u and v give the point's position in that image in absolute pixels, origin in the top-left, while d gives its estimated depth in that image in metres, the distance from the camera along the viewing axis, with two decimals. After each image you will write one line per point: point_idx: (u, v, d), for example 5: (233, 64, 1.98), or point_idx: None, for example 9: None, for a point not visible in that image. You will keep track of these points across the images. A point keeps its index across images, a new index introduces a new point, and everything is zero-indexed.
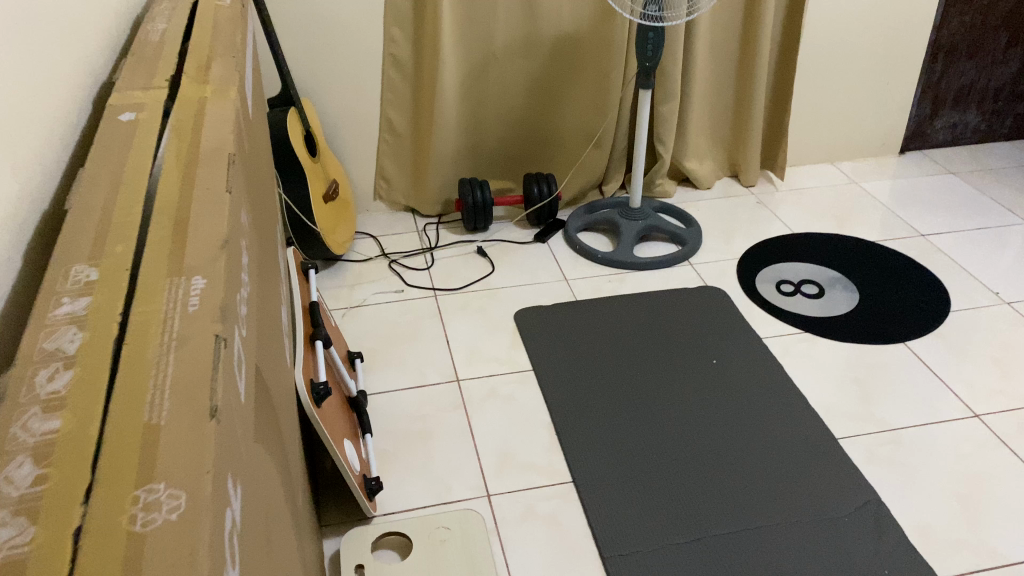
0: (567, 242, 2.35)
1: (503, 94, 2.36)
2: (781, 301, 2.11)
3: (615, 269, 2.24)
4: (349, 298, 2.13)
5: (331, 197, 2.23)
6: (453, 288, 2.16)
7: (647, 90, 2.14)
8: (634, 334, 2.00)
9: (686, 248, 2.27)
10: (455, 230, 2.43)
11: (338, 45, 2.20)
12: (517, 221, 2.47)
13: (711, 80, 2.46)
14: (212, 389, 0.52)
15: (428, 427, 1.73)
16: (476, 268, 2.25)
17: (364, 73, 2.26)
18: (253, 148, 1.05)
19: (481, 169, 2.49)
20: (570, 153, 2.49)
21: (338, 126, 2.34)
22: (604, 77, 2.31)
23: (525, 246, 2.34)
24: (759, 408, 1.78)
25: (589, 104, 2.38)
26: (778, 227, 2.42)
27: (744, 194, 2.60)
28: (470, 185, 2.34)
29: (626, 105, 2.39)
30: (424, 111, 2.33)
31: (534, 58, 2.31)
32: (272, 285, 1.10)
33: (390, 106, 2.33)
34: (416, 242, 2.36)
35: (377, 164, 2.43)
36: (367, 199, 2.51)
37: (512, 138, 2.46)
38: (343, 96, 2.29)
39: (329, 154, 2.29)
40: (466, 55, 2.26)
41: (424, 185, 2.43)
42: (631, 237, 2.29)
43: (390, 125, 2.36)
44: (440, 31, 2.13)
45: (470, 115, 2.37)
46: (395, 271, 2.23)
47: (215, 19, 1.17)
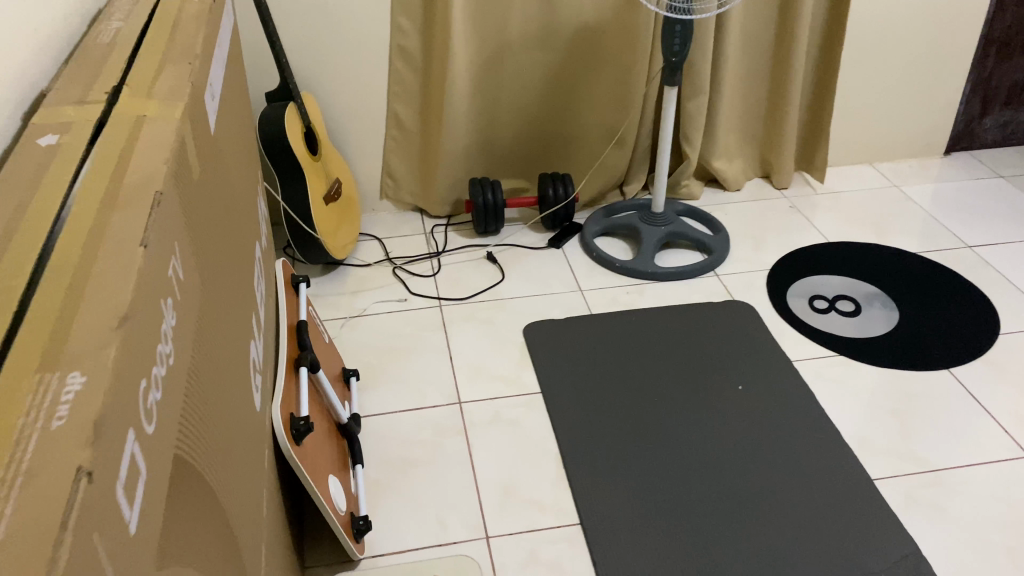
0: (583, 248, 2.20)
1: (518, 88, 2.21)
2: (813, 318, 1.95)
3: (634, 279, 2.08)
4: (349, 306, 2.00)
5: (332, 198, 2.09)
6: (459, 297, 2.02)
7: (673, 89, 1.98)
8: (653, 354, 1.85)
9: (712, 257, 2.11)
10: (465, 232, 2.29)
11: (341, 36, 2.05)
12: (531, 224, 2.32)
13: (742, 75, 2.29)
14: (51, 567, 0.39)
15: (425, 455, 1.59)
16: (485, 275, 2.11)
17: (370, 65, 2.12)
18: (209, 168, 0.92)
19: (494, 168, 2.35)
20: (589, 151, 2.33)
21: (342, 121, 2.20)
22: (627, 73, 2.15)
23: (539, 252, 2.19)
24: (788, 442, 1.63)
25: (610, 101, 2.23)
26: (812, 234, 2.25)
27: (775, 197, 2.43)
28: (481, 185, 2.19)
29: (651, 101, 2.23)
30: (433, 106, 2.18)
31: (552, 51, 2.16)
32: (232, 325, 0.96)
33: (398, 99, 2.18)
34: (423, 245, 2.22)
35: (383, 161, 2.29)
36: (373, 198, 2.37)
37: (527, 135, 2.31)
38: (348, 89, 2.15)
39: (330, 151, 2.15)
40: (479, 46, 2.10)
41: (432, 184, 2.29)
42: (653, 244, 2.13)
43: (397, 120, 2.22)
44: (451, 21, 1.98)
45: (483, 110, 2.23)
46: (399, 277, 2.09)
47: (178, 17, 1.03)
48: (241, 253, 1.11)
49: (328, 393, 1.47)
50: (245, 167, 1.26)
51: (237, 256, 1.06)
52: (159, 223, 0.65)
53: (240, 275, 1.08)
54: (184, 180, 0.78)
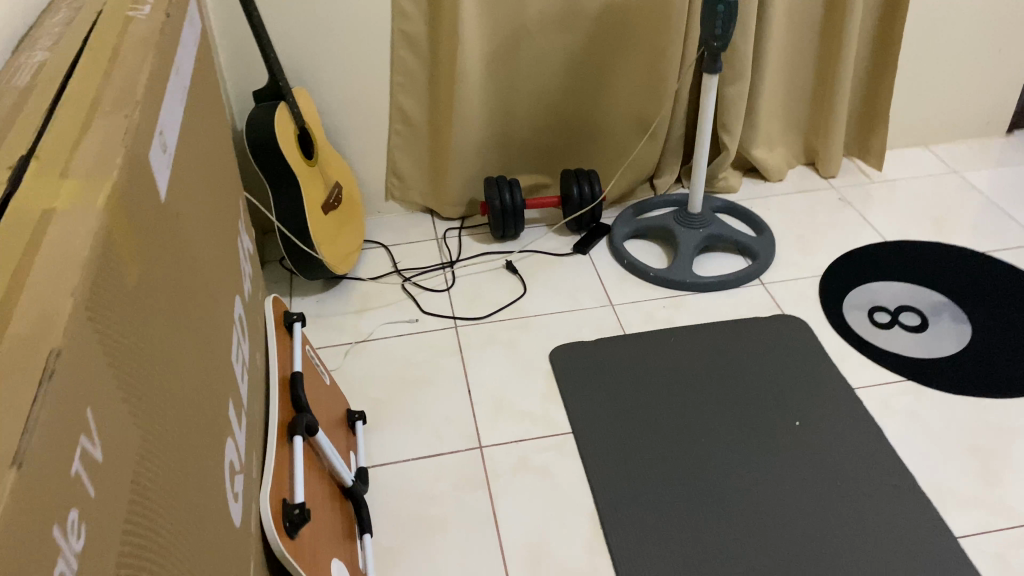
0: (612, 254, 1.98)
1: (537, 75, 1.99)
2: (875, 336, 1.73)
3: (670, 290, 1.87)
4: (354, 330, 1.80)
5: (332, 208, 1.89)
6: (476, 316, 1.82)
7: (714, 76, 1.75)
8: (695, 381, 1.65)
9: (757, 263, 1.89)
10: (480, 237, 2.08)
11: (336, 22, 1.82)
12: (553, 226, 2.11)
13: (785, 52, 2.04)
14: None
15: (443, 513, 1.41)
16: (504, 288, 1.90)
17: (370, 54, 1.89)
18: (158, 253, 0.71)
19: (512, 163, 2.13)
20: (617, 143, 2.11)
21: (340, 117, 1.97)
22: (659, 60, 1.93)
23: (562, 259, 1.98)
24: (853, 490, 1.43)
25: (641, 86, 2.00)
26: (866, 233, 2.02)
27: (823, 188, 2.20)
28: (498, 184, 1.98)
29: (685, 89, 2.01)
30: (443, 97, 1.96)
31: (575, 33, 1.93)
32: (200, 444, 0.76)
33: (402, 91, 1.96)
34: (434, 254, 2.01)
35: (388, 159, 2.07)
36: (378, 199, 2.14)
37: (547, 127, 2.09)
38: (346, 82, 1.92)
39: (331, 155, 1.94)
40: (492, 29, 1.87)
41: (444, 184, 2.07)
42: (691, 249, 1.92)
43: (402, 114, 2.00)
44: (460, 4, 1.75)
45: (498, 101, 2.01)
46: (409, 293, 1.89)
47: (119, 44, 0.82)
48: (212, 332, 0.90)
49: (329, 456, 1.28)
50: (218, 214, 1.05)
51: (204, 343, 0.85)
52: (51, 402, 0.45)
53: (212, 365, 0.87)
54: (112, 303, 0.57)
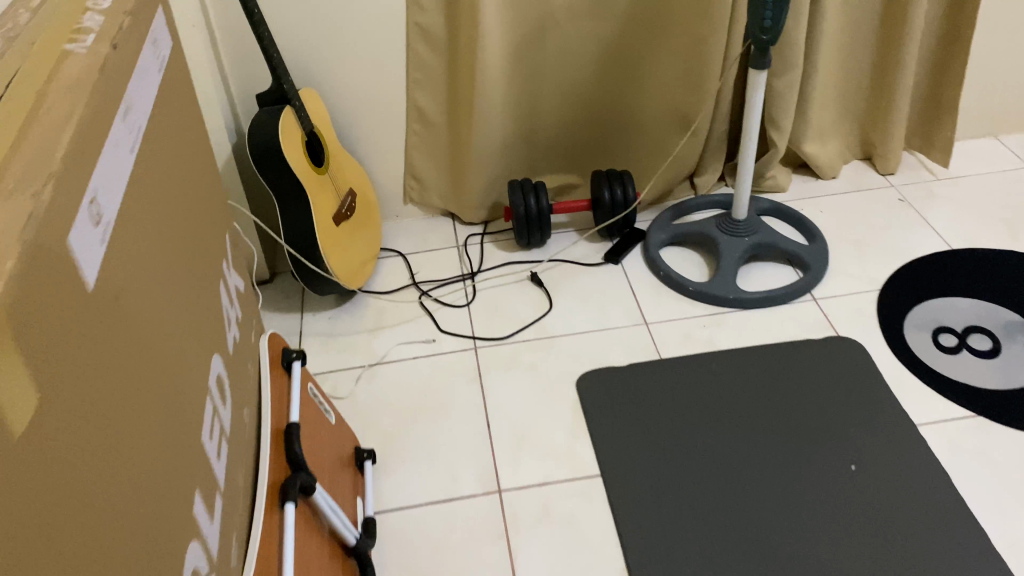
0: (647, 264, 1.82)
1: (565, 67, 1.83)
2: (941, 362, 1.56)
3: (710, 306, 1.71)
4: (367, 351, 1.67)
5: (346, 218, 1.75)
6: (498, 336, 1.68)
7: (763, 73, 1.57)
8: (738, 417, 1.49)
9: (809, 276, 1.72)
10: (503, 244, 1.93)
11: (344, 14, 1.67)
12: (583, 231, 1.95)
13: (841, 38, 1.85)
14: None
15: (457, 570, 1.28)
16: (529, 303, 1.75)
17: (383, 48, 1.74)
18: (70, 368, 0.57)
19: (539, 162, 1.98)
20: (653, 141, 1.94)
21: (352, 117, 1.83)
22: (700, 51, 1.74)
23: (593, 270, 1.83)
24: (919, 551, 1.26)
25: (680, 80, 1.82)
26: (930, 239, 1.83)
27: (881, 187, 2.00)
28: (523, 188, 1.85)
29: (729, 83, 1.83)
30: (463, 94, 1.81)
31: (607, 21, 1.75)
32: None
33: (419, 88, 1.81)
34: (455, 264, 1.87)
35: (405, 160, 1.92)
36: (396, 203, 2.00)
37: (576, 122, 1.93)
38: (358, 79, 1.77)
39: (343, 160, 1.80)
40: (516, 19, 1.72)
41: (465, 187, 1.92)
42: (734, 261, 1.74)
43: (419, 112, 1.85)
44: None
45: (523, 95, 1.86)
46: (427, 309, 1.75)
47: (44, 87, 0.69)
48: (169, 420, 0.78)
49: (330, 516, 1.15)
50: (191, 265, 0.92)
51: (153, 444, 0.72)
52: None
53: (165, 464, 0.74)
54: None
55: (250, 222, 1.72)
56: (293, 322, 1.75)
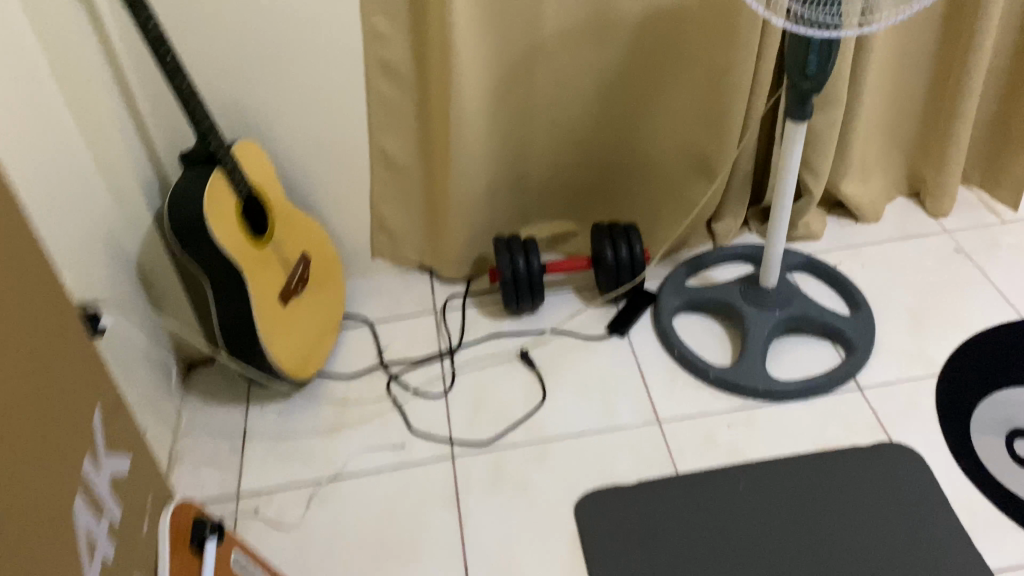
0: (658, 337, 1.53)
1: (560, 102, 1.53)
2: (1019, 479, 1.28)
3: (735, 398, 1.42)
4: (322, 459, 1.38)
5: (294, 293, 1.46)
6: (480, 438, 1.39)
7: (803, 124, 1.26)
8: (772, 557, 1.20)
9: (853, 359, 1.43)
10: (488, 309, 1.63)
11: (287, 42, 1.37)
12: (581, 291, 1.65)
13: (890, 58, 1.54)
14: None
15: None
16: (518, 392, 1.46)
17: (337, 81, 1.44)
18: None
19: (530, 210, 1.68)
20: (663, 188, 1.63)
21: (305, 165, 1.53)
22: (723, 81, 1.45)
23: (594, 347, 1.53)
24: None
25: (698, 116, 1.52)
26: (997, 305, 1.53)
27: (934, 232, 1.70)
28: (509, 248, 1.56)
29: (756, 116, 1.52)
30: (437, 135, 1.50)
31: (612, 47, 1.46)
32: None
33: (384, 129, 1.51)
34: (431, 337, 1.58)
35: (371, 212, 1.62)
36: (362, 259, 1.70)
37: (575, 162, 1.62)
38: (310, 122, 1.47)
39: (293, 220, 1.50)
40: (503, 45, 1.43)
41: (443, 241, 1.63)
42: (763, 340, 1.46)
43: (385, 157, 1.55)
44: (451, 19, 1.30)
45: (510, 137, 1.56)
46: (395, 399, 1.47)
47: None
48: None
49: None
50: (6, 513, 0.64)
51: None
52: None
53: None
54: None
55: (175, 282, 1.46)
56: (238, 420, 1.47)
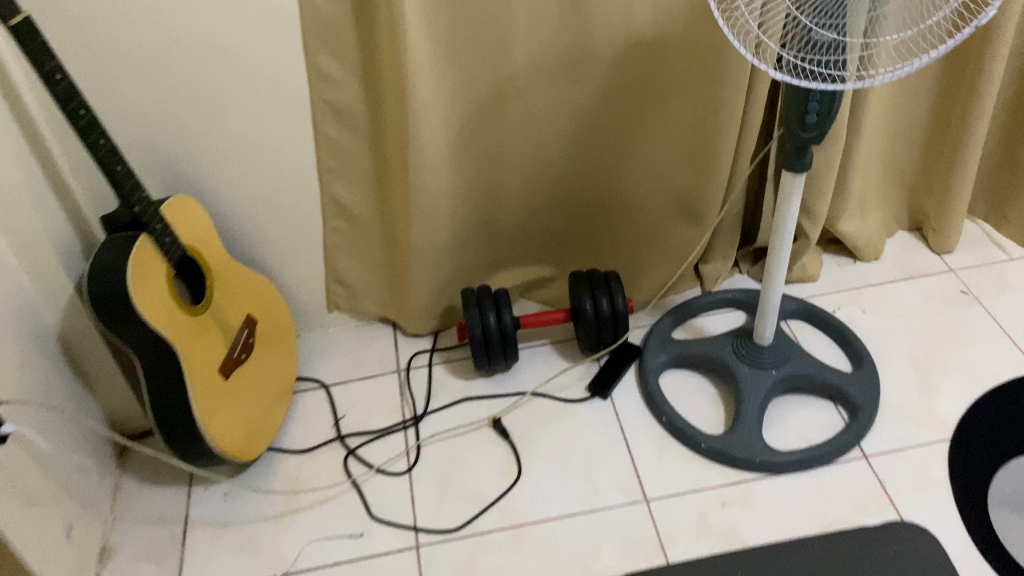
0: (643, 399, 1.39)
1: (531, 142, 1.39)
2: None
3: (729, 470, 1.29)
4: (271, 552, 1.23)
5: (239, 363, 1.32)
6: (447, 522, 1.25)
7: (801, 175, 1.13)
8: None
9: (858, 425, 1.30)
10: (457, 369, 1.49)
11: (224, 86, 1.21)
12: (558, 345, 1.51)
13: (893, 89, 1.41)
14: None
15: None
16: (490, 466, 1.32)
17: (282, 126, 1.28)
18: None
19: (501, 257, 1.54)
20: (645, 232, 1.49)
21: (249, 217, 1.37)
22: (711, 121, 1.31)
23: (574, 410, 1.39)
24: None
25: (683, 156, 1.38)
26: (1011, 354, 1.41)
27: (938, 271, 1.57)
28: (478, 301, 1.42)
29: (746, 156, 1.39)
30: (395, 182, 1.35)
31: (588, 83, 1.32)
32: None
33: (337, 176, 1.36)
34: (394, 402, 1.44)
35: (327, 264, 1.47)
36: (318, 313, 1.55)
37: (550, 205, 1.48)
38: (253, 172, 1.32)
39: (234, 279, 1.35)
40: (468, 86, 1.28)
41: (406, 294, 1.48)
42: (759, 405, 1.32)
43: (339, 206, 1.40)
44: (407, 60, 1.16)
45: (477, 181, 1.41)
46: (354, 477, 1.32)
47: None
48: None
49: None
50: None
51: None
52: None
53: None
54: None
55: (103, 351, 1.31)
56: (177, 506, 1.31)
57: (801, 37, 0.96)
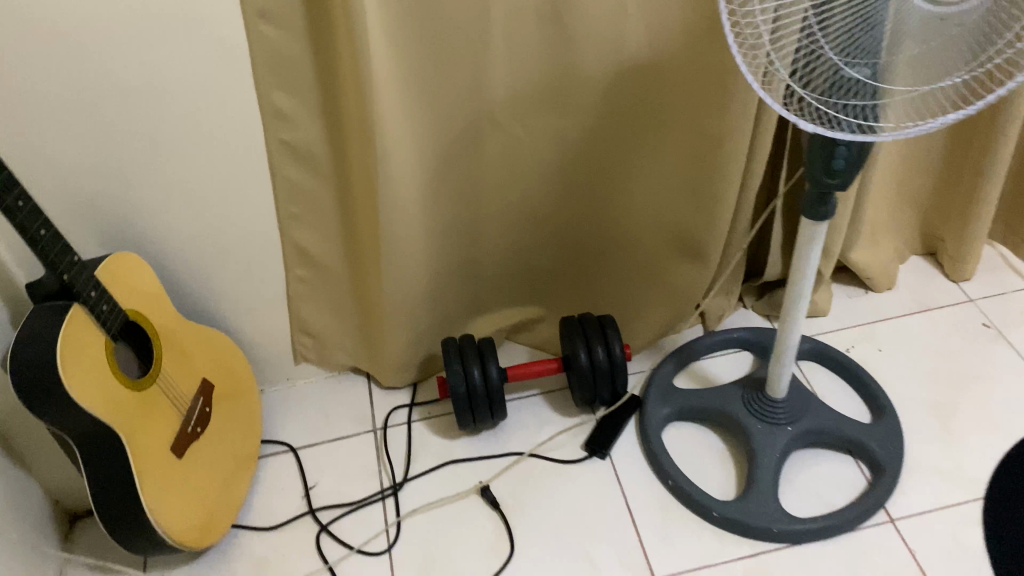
0: (645, 458, 1.27)
1: (513, 178, 1.25)
2: None
3: (745, 541, 1.16)
4: None
5: (195, 438, 1.17)
6: None
7: (824, 223, 1.00)
8: None
9: (884, 486, 1.18)
10: (439, 426, 1.35)
11: (165, 128, 1.06)
12: (550, 396, 1.38)
13: None
14: None
15: None
16: (479, 542, 1.18)
17: (234, 173, 1.13)
18: None
19: (483, 299, 1.40)
20: (640, 272, 1.36)
21: (202, 271, 1.22)
22: (713, 155, 1.18)
23: (570, 473, 1.26)
24: None
25: (681, 191, 1.25)
26: None
27: (957, 301, 1.46)
28: (462, 354, 1.28)
29: (752, 190, 1.26)
30: (364, 227, 1.20)
31: (575, 114, 1.18)
32: None
33: (299, 223, 1.22)
34: (370, 467, 1.30)
35: (291, 315, 1.33)
36: (284, 366, 1.40)
37: (535, 244, 1.35)
38: (203, 223, 1.17)
39: (185, 341, 1.20)
40: (442, 121, 1.14)
41: (380, 346, 1.34)
42: (775, 467, 1.19)
43: (302, 253, 1.25)
44: (373, 99, 1.02)
45: (456, 222, 1.27)
46: (328, 559, 1.18)
47: None
48: None
49: None
50: None
51: None
52: None
53: None
54: None
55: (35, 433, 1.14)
56: None
57: (817, 77, 0.79)
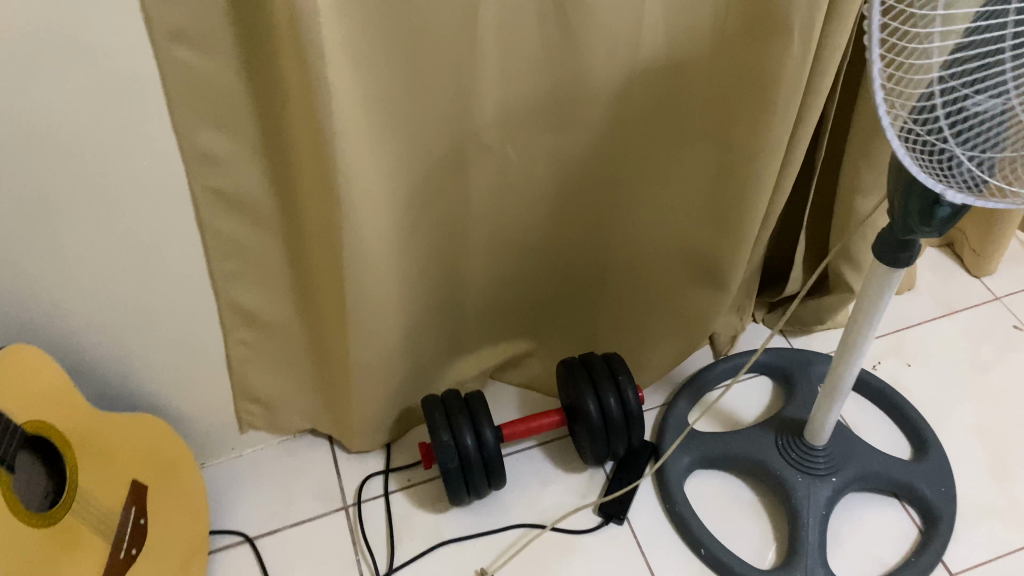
0: (669, 521, 1.10)
1: (498, 205, 1.03)
2: None
3: None
4: None
5: (128, 563, 0.94)
6: None
7: (902, 270, 0.83)
8: None
9: (942, 538, 1.03)
10: (422, 497, 1.15)
11: (55, 194, 0.79)
12: (548, 449, 1.19)
13: None
14: None
15: None
16: None
17: (155, 234, 0.87)
18: None
19: (462, 339, 1.19)
20: (644, 298, 1.17)
21: (121, 350, 0.97)
22: (743, 170, 0.98)
23: (585, 546, 1.08)
24: None
25: (698, 209, 1.05)
26: None
27: (981, 300, 1.33)
28: (450, 417, 1.06)
29: (779, 204, 1.07)
30: (326, 284, 0.97)
31: (578, 128, 0.97)
32: None
33: (242, 281, 0.97)
34: (348, 557, 1.09)
35: (237, 383, 1.09)
36: (229, 438, 1.17)
37: (522, 273, 1.14)
38: (121, 296, 0.91)
39: (110, 441, 0.96)
40: (420, 151, 0.91)
41: (348, 409, 1.12)
42: (822, 525, 1.04)
43: (247, 315, 1.01)
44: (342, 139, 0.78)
45: (432, 261, 1.05)
46: None
47: None
48: None
49: None
50: None
51: None
52: None
53: None
54: None
55: None
56: None
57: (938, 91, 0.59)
